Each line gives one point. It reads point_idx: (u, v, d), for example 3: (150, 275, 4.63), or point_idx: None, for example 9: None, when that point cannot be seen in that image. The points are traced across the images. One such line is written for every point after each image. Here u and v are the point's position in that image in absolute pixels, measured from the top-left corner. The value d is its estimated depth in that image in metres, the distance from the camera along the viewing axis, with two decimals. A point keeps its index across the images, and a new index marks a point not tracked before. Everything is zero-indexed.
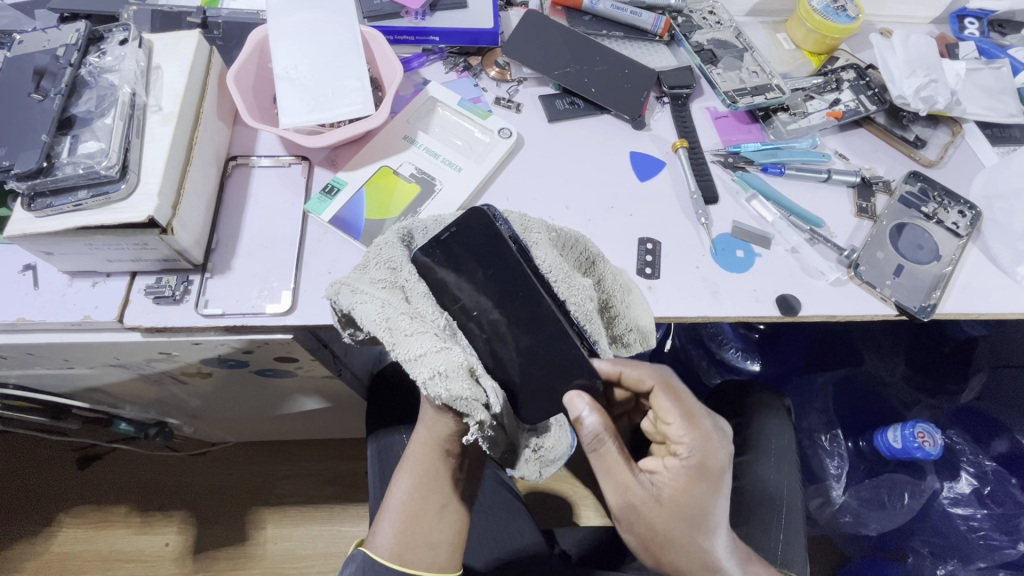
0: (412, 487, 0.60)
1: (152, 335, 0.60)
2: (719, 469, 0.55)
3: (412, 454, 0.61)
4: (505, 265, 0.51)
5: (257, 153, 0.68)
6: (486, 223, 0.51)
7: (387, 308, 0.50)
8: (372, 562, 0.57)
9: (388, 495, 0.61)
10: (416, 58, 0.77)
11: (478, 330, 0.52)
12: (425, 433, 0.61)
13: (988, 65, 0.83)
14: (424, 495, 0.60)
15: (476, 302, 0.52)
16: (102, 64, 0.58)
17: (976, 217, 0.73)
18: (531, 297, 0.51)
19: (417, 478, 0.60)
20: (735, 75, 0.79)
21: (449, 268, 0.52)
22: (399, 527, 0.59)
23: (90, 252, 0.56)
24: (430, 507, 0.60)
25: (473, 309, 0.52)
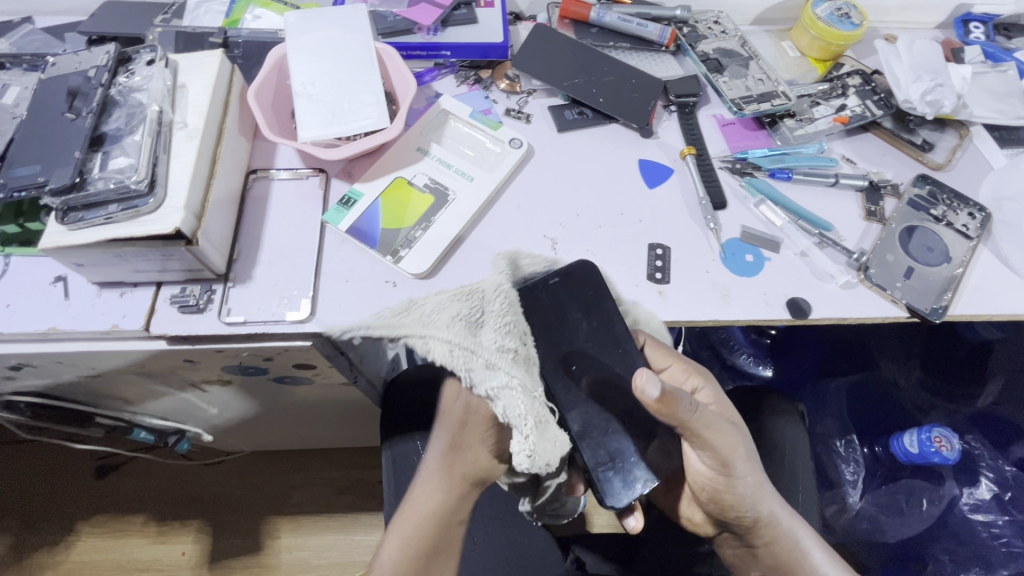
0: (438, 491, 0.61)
1: (177, 343, 0.62)
2: (725, 395, 0.68)
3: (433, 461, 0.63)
4: (601, 321, 0.63)
5: (276, 166, 0.70)
6: (589, 280, 0.64)
7: (524, 388, 0.57)
8: None
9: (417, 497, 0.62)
10: (428, 72, 0.80)
11: (569, 379, 0.61)
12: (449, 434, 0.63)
13: (994, 69, 0.84)
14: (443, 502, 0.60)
15: (569, 350, 0.62)
16: (131, 83, 0.61)
17: (986, 219, 0.73)
18: (615, 351, 0.62)
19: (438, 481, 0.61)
20: (742, 83, 0.81)
21: (548, 321, 0.63)
22: None
23: (119, 263, 0.58)
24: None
25: (563, 358, 0.62)
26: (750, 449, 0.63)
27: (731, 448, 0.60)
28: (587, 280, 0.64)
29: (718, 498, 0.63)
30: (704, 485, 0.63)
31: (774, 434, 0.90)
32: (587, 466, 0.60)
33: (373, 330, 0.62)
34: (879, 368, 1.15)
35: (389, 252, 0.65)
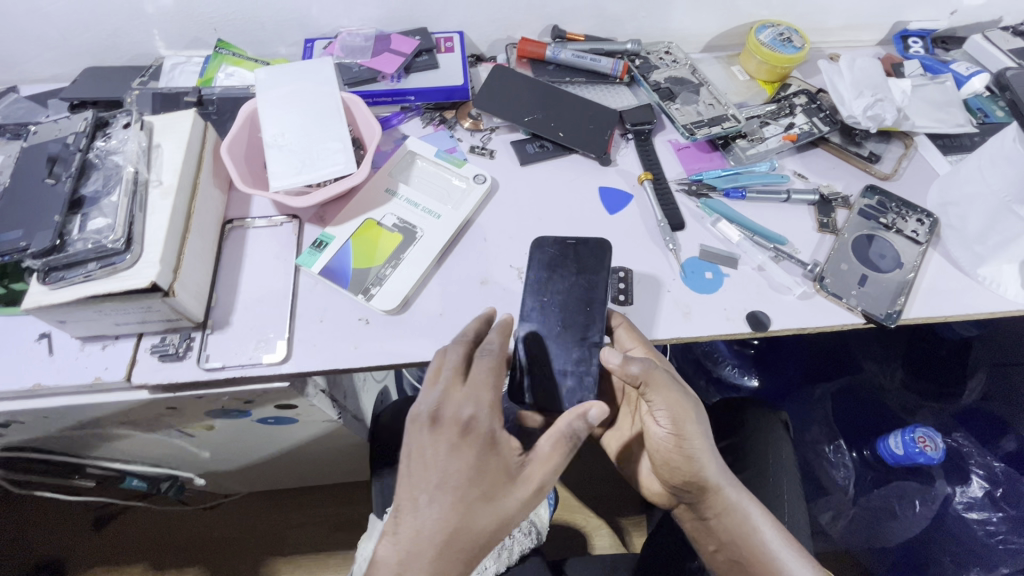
0: (432, 566, 0.55)
1: (158, 391, 0.64)
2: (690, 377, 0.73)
3: (415, 533, 0.56)
4: (588, 282, 0.68)
5: (251, 216, 0.74)
6: (591, 250, 0.70)
7: None
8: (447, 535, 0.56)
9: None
10: (395, 116, 0.84)
11: (545, 309, 0.68)
12: (449, 492, 0.56)
13: (932, 81, 0.88)
14: (450, 559, 0.56)
15: (550, 295, 0.68)
16: (108, 147, 0.65)
17: (933, 224, 0.76)
18: (592, 312, 0.67)
19: (443, 549, 0.56)
20: (693, 109, 0.85)
21: (551, 264, 0.70)
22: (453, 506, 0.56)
23: (100, 317, 0.61)
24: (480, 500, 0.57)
25: (541, 298, 0.68)
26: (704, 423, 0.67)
27: (688, 410, 0.65)
28: (583, 248, 0.70)
29: (669, 462, 0.67)
30: (658, 450, 0.68)
31: (757, 444, 0.92)
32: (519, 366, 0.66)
33: (347, 368, 0.64)
34: (865, 371, 1.17)
35: (360, 291, 0.68)
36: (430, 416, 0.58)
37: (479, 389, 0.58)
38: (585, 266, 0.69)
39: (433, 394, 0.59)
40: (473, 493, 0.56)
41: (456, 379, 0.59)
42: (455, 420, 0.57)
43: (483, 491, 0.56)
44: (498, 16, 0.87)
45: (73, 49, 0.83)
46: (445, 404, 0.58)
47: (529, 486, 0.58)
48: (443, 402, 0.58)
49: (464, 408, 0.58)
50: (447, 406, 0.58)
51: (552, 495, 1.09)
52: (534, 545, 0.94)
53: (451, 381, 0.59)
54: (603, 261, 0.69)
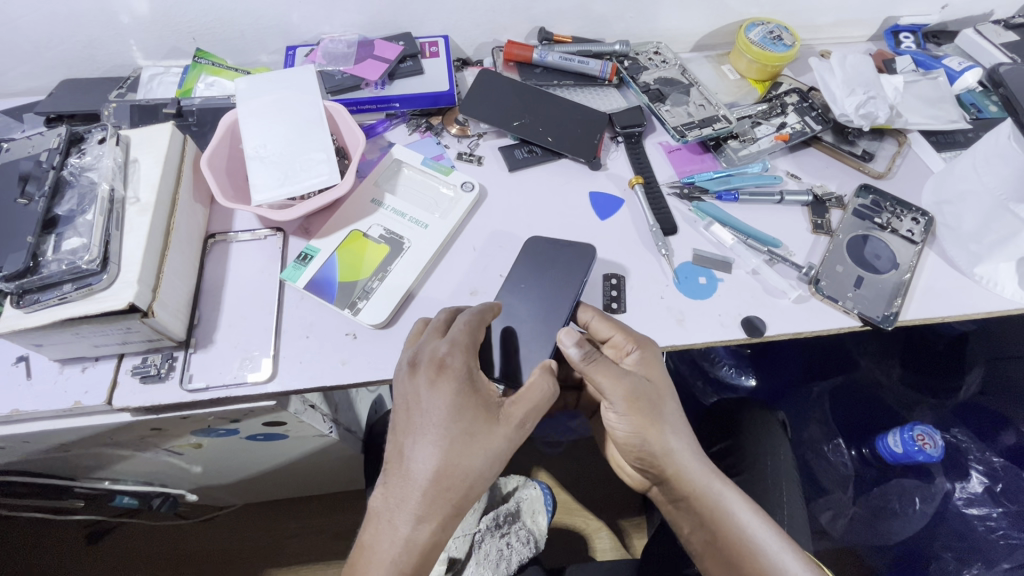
0: (421, 509, 0.55)
1: (141, 414, 0.62)
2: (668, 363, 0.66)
3: (403, 477, 0.56)
4: (566, 270, 0.69)
5: (235, 229, 0.72)
6: (572, 249, 0.71)
7: None
8: (430, 481, 0.55)
9: (376, 521, 0.56)
10: (381, 123, 0.83)
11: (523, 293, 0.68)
12: (432, 432, 0.56)
13: (925, 77, 0.87)
14: (438, 503, 0.55)
15: (531, 282, 0.69)
16: (82, 163, 0.63)
17: (929, 222, 0.75)
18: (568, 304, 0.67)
19: (432, 488, 0.55)
20: (683, 110, 0.83)
21: (535, 254, 0.71)
22: (434, 450, 0.55)
23: (78, 340, 0.59)
24: (460, 443, 0.55)
25: (521, 283, 0.69)
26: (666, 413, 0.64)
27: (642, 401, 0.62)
28: (564, 245, 0.71)
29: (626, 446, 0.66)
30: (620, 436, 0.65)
31: (755, 445, 0.91)
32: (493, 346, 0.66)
33: (334, 385, 0.63)
34: (860, 369, 1.17)
35: (347, 305, 0.66)
36: (408, 364, 0.58)
37: (455, 333, 0.59)
38: (566, 254, 0.70)
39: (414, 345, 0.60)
40: (452, 433, 0.55)
41: (433, 330, 0.60)
42: (430, 364, 0.57)
43: (460, 429, 0.55)
44: (483, 19, 0.86)
45: (48, 61, 0.81)
46: (422, 351, 0.59)
47: (509, 424, 0.57)
48: (421, 349, 0.59)
49: (440, 352, 0.58)
50: (424, 351, 0.58)
51: (550, 500, 1.05)
52: (531, 555, 0.92)
53: (429, 332, 0.60)
54: (584, 254, 0.70)
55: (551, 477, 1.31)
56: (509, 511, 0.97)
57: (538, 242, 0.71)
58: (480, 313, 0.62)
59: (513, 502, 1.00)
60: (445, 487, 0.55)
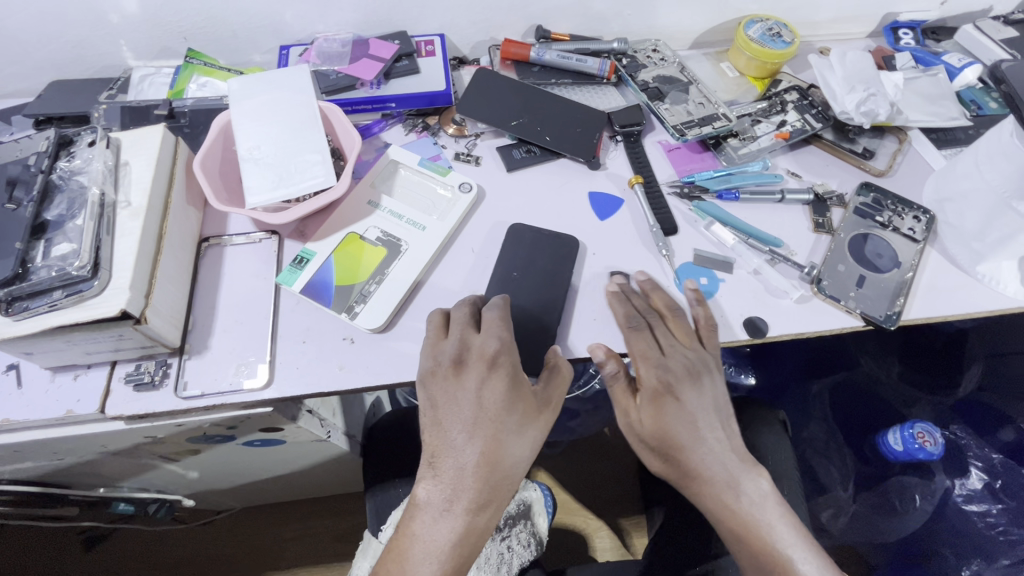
0: (478, 499, 0.57)
1: (135, 422, 0.61)
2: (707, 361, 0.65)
3: (456, 470, 0.57)
4: (559, 261, 0.70)
5: (228, 233, 0.71)
6: (563, 246, 0.71)
7: None
8: (483, 473, 0.57)
9: (427, 513, 0.57)
10: (376, 124, 0.82)
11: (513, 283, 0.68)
12: (483, 427, 0.57)
13: (925, 73, 0.87)
14: (493, 492, 0.57)
15: (520, 273, 0.69)
16: (71, 167, 0.61)
17: (930, 221, 0.75)
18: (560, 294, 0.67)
19: (487, 479, 0.57)
20: (683, 108, 0.82)
21: (527, 246, 0.71)
22: (487, 444, 0.57)
23: (69, 348, 0.58)
24: (511, 435, 0.57)
25: (511, 274, 0.69)
26: (677, 432, 0.63)
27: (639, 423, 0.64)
28: (553, 240, 0.72)
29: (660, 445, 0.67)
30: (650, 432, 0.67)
31: (757, 444, 0.90)
32: None
33: (332, 390, 0.62)
34: (860, 366, 1.16)
35: (344, 309, 0.65)
36: (454, 360, 0.58)
37: (498, 328, 0.59)
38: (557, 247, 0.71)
39: (453, 339, 0.59)
40: (507, 426, 0.57)
41: (469, 324, 0.60)
42: (480, 359, 0.58)
43: (515, 423, 0.57)
44: (479, 17, 0.85)
45: (37, 63, 0.79)
46: (466, 347, 0.58)
47: (552, 412, 0.59)
48: (465, 346, 0.59)
49: (486, 347, 0.58)
50: (469, 347, 0.58)
51: (551, 502, 1.04)
52: (533, 557, 0.91)
53: (464, 327, 0.59)
54: (573, 248, 0.71)
55: (551, 477, 1.30)
56: (510, 513, 0.96)
57: (527, 233, 0.72)
58: (508, 305, 0.62)
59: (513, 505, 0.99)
60: (494, 476, 0.57)
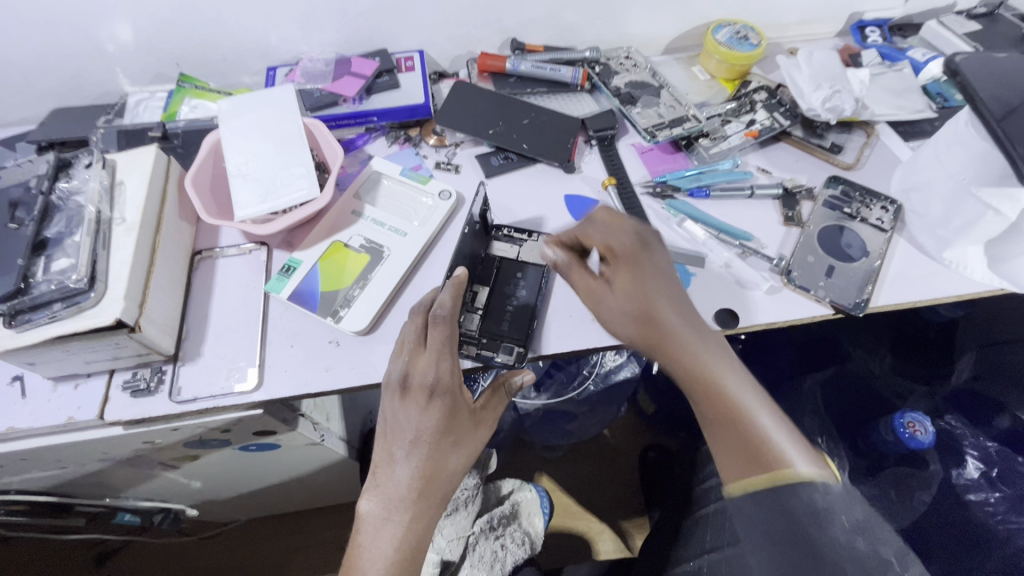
0: (417, 509, 0.56)
1: (133, 426, 0.64)
2: (653, 246, 0.67)
3: (397, 481, 0.56)
4: (537, 260, 0.73)
5: (220, 245, 0.75)
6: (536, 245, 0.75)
7: None
8: (419, 487, 0.56)
9: (370, 525, 0.56)
10: (360, 138, 0.85)
11: (495, 280, 0.73)
12: (422, 446, 0.55)
13: (891, 69, 0.90)
14: (434, 502, 0.56)
15: (500, 270, 0.73)
16: (70, 187, 0.65)
17: (898, 210, 0.77)
18: (535, 291, 0.71)
19: (424, 492, 0.56)
20: (654, 111, 0.86)
21: (506, 245, 0.75)
22: (423, 461, 0.56)
23: (69, 357, 0.61)
24: (446, 449, 0.57)
25: (494, 273, 0.73)
26: (661, 283, 0.65)
27: (613, 277, 0.66)
28: (528, 239, 0.75)
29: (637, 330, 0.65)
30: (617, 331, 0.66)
31: None
32: (471, 332, 0.69)
33: (318, 391, 0.64)
34: (851, 359, 1.18)
35: (329, 313, 0.68)
36: (398, 385, 0.55)
37: (439, 354, 0.56)
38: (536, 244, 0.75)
39: (400, 362, 0.57)
40: (444, 440, 0.56)
41: (415, 344, 0.57)
42: (421, 388, 0.55)
43: (453, 438, 0.57)
44: (456, 33, 0.89)
45: (38, 93, 0.84)
46: (411, 372, 0.56)
47: (485, 425, 0.61)
48: (410, 368, 0.56)
49: (427, 374, 0.55)
50: (413, 372, 0.56)
51: (548, 504, 1.05)
52: (527, 555, 0.93)
53: (413, 351, 0.57)
54: None
55: (551, 481, 1.32)
56: (503, 513, 0.98)
57: (506, 232, 0.76)
58: (456, 297, 0.60)
59: (508, 504, 1.00)
60: (433, 490, 0.56)
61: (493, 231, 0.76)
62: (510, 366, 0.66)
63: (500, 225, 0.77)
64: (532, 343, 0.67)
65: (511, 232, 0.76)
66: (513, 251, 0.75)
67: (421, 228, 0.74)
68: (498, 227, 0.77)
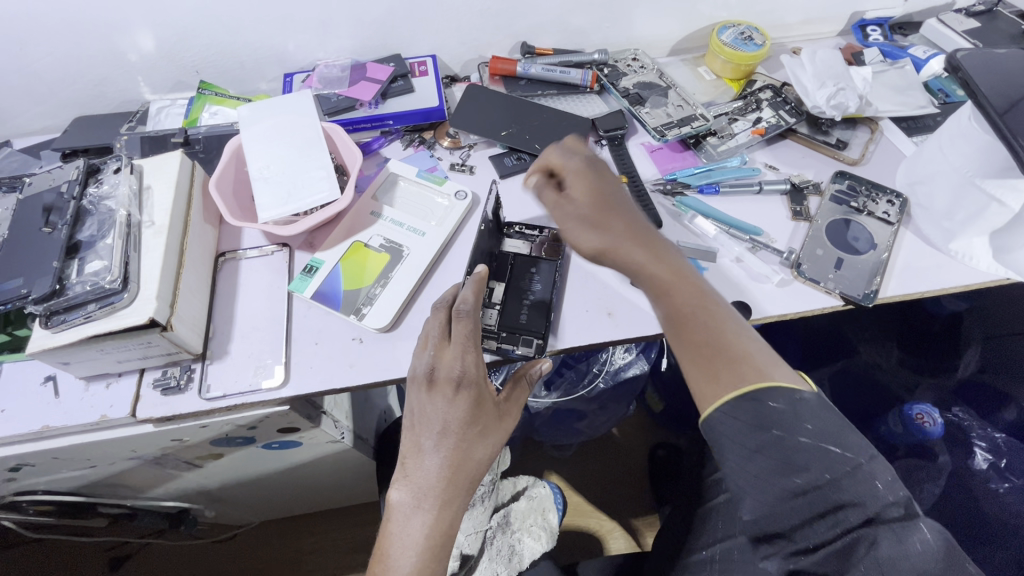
0: (446, 498, 0.56)
1: (163, 424, 0.66)
2: (602, 163, 0.66)
3: (426, 471, 0.57)
4: (551, 256, 0.75)
5: (243, 247, 0.77)
6: (549, 242, 0.76)
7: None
8: (448, 476, 0.56)
9: (400, 515, 0.56)
10: (376, 141, 0.87)
11: (510, 277, 0.75)
12: (450, 436, 0.56)
13: (892, 67, 0.92)
14: (462, 492, 0.57)
15: (516, 268, 0.75)
16: (100, 192, 0.67)
17: (904, 204, 0.78)
18: (549, 287, 0.72)
19: (453, 481, 0.57)
20: (662, 111, 0.88)
21: (519, 244, 0.78)
22: (451, 450, 0.56)
23: (102, 356, 0.63)
24: (474, 439, 0.57)
25: (510, 271, 0.75)
26: (616, 196, 0.64)
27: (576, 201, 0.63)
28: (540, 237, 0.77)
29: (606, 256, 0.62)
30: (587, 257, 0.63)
31: None
32: (490, 328, 0.70)
33: (343, 387, 0.66)
34: (859, 354, 1.20)
35: (352, 311, 0.69)
36: (426, 377, 0.57)
37: (464, 347, 0.57)
38: (550, 241, 0.77)
39: (425, 356, 0.59)
40: (472, 430, 0.57)
41: (439, 338, 0.59)
42: (448, 380, 0.56)
43: (480, 428, 0.58)
44: (468, 38, 0.91)
45: (62, 102, 0.86)
46: (437, 365, 0.57)
47: (513, 417, 0.62)
48: (437, 362, 0.58)
49: (453, 366, 0.57)
50: (440, 365, 0.57)
51: (560, 500, 1.07)
52: (546, 549, 0.94)
53: (438, 345, 0.58)
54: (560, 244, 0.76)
55: (562, 479, 1.34)
56: (518, 508, 1.00)
57: (520, 230, 0.78)
58: (479, 293, 0.62)
59: (523, 500, 1.02)
60: (461, 479, 0.57)
61: (507, 229, 0.79)
62: (529, 359, 0.68)
63: (513, 224, 0.79)
64: (550, 336, 0.69)
65: (524, 230, 0.78)
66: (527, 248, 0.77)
67: (438, 227, 0.76)
68: (511, 225, 0.79)
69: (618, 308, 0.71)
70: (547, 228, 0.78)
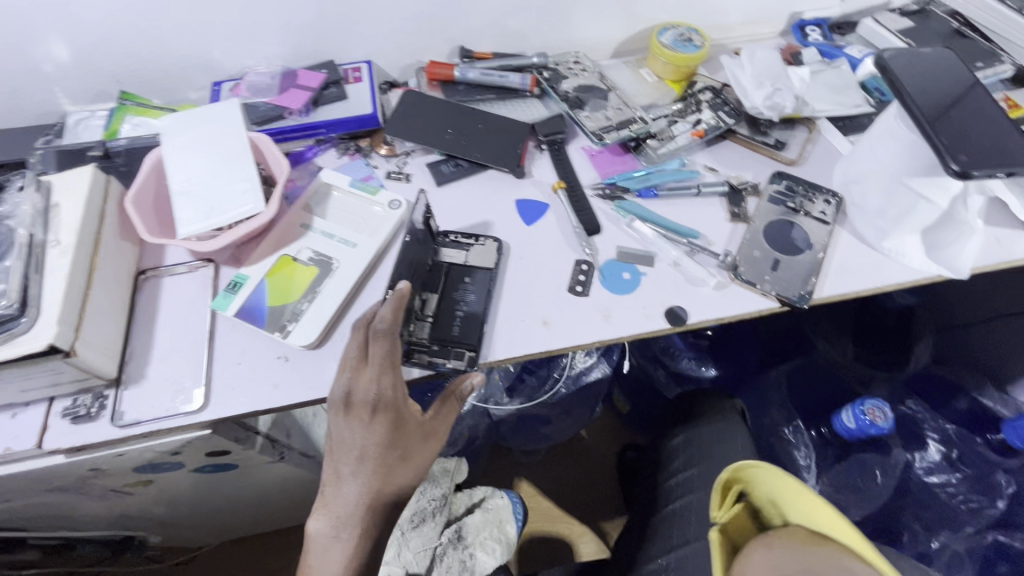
0: (366, 524, 0.55)
1: (75, 454, 0.62)
2: None
3: (345, 499, 0.55)
4: (486, 265, 0.74)
5: (166, 264, 0.73)
6: (484, 251, 0.75)
7: None
8: (367, 504, 0.55)
9: (319, 545, 0.55)
10: (310, 150, 0.85)
11: (444, 287, 0.72)
12: (368, 463, 0.55)
13: (830, 66, 0.92)
14: (384, 518, 0.56)
15: (450, 278, 0.73)
16: (1, 212, 0.63)
17: (839, 203, 0.79)
18: (484, 297, 0.71)
19: (373, 507, 0.56)
20: (602, 114, 0.87)
21: (453, 251, 0.75)
22: (370, 478, 0.55)
23: (3, 386, 0.59)
24: (394, 464, 0.56)
25: (444, 281, 0.73)
26: None
27: None
28: (476, 244, 0.75)
29: None
30: None
31: (704, 434, 0.93)
32: (421, 341, 0.68)
33: (267, 408, 0.64)
34: (816, 350, 1.15)
35: (277, 328, 0.67)
36: (341, 403, 0.55)
37: (381, 369, 0.55)
38: (485, 250, 0.75)
39: (342, 379, 0.56)
40: (391, 457, 0.56)
41: (357, 360, 0.56)
42: (364, 404, 0.54)
43: (401, 452, 0.56)
44: (404, 42, 0.89)
45: None
46: (353, 389, 0.55)
47: (437, 437, 0.61)
48: (353, 386, 0.55)
49: (370, 390, 0.55)
50: (356, 388, 0.55)
51: (521, 510, 1.02)
52: (499, 562, 0.92)
53: (354, 368, 0.56)
54: (495, 253, 0.74)
55: (530, 486, 1.32)
56: (467, 524, 0.96)
57: (455, 238, 0.76)
58: (399, 309, 0.58)
59: (478, 513, 0.98)
60: (382, 506, 0.56)
61: (442, 237, 0.76)
62: (461, 372, 0.66)
63: (448, 233, 0.77)
64: (483, 348, 0.68)
65: (460, 238, 0.76)
66: (462, 257, 0.75)
67: (369, 238, 0.74)
68: (446, 234, 0.77)
69: (553, 316, 0.70)
70: (483, 237, 0.76)
